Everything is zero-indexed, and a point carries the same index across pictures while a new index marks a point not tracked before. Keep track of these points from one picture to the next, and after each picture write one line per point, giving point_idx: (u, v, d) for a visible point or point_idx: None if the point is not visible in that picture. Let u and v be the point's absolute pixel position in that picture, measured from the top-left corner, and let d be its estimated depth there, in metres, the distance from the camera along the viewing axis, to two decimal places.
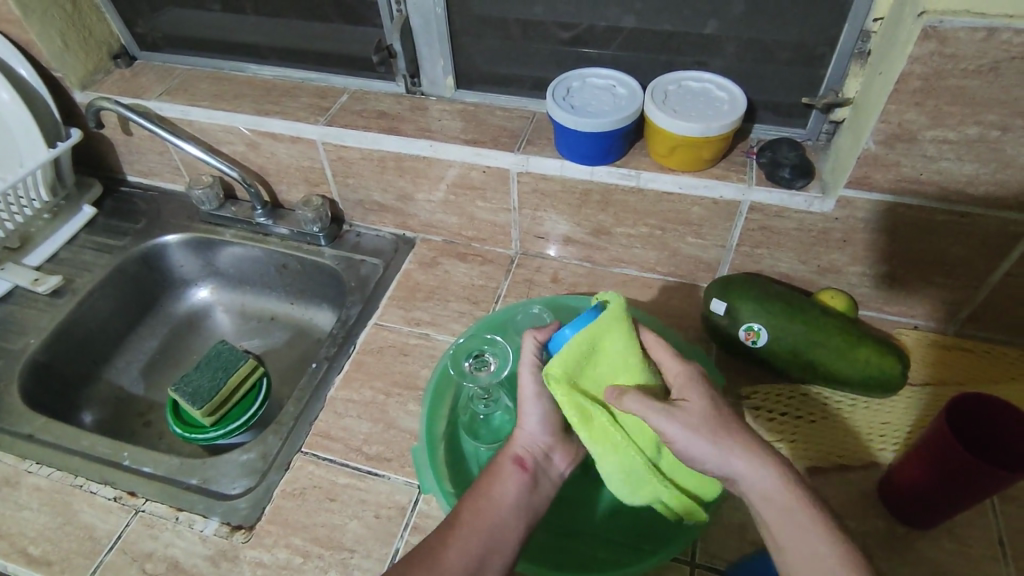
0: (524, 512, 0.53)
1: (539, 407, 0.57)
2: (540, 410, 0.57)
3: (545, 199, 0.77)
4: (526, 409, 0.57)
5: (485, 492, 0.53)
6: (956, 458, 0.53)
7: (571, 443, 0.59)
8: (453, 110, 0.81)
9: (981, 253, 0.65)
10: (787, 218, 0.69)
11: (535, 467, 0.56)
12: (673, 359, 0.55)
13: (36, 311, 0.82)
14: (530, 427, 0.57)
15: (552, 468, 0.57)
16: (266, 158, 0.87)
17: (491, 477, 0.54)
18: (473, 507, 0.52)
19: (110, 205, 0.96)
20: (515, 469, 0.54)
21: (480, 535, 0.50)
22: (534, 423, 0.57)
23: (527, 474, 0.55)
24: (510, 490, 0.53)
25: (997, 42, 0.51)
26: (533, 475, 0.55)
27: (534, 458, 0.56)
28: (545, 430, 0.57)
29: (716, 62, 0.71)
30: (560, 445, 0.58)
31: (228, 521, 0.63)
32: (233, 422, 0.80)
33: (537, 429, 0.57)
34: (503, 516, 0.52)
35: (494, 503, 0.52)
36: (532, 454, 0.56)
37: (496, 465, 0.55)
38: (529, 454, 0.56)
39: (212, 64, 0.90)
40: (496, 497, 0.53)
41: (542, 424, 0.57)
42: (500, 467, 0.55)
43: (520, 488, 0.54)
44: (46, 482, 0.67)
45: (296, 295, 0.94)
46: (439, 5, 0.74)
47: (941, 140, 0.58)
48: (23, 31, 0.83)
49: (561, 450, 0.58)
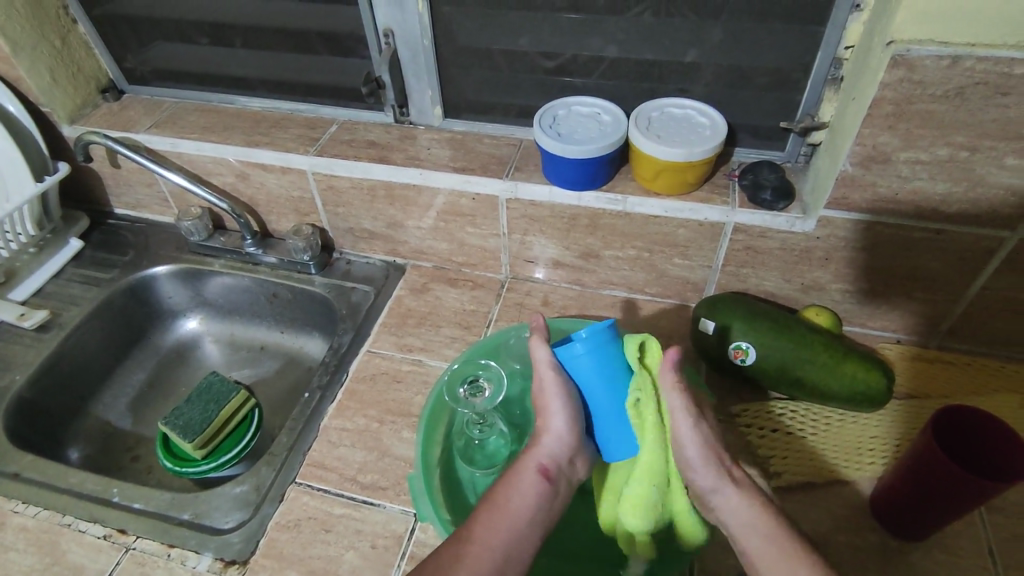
0: (542, 523, 0.52)
1: (564, 411, 0.56)
2: (567, 413, 0.56)
3: (534, 224, 0.79)
4: (552, 408, 0.56)
5: (503, 500, 0.52)
6: (943, 471, 0.54)
7: (591, 448, 0.58)
8: (442, 139, 0.83)
9: (958, 268, 0.67)
10: (770, 238, 0.71)
11: (557, 476, 0.55)
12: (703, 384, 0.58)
13: (22, 347, 0.81)
14: (555, 430, 0.56)
15: (572, 473, 0.57)
16: (256, 189, 0.87)
17: (512, 485, 0.53)
18: (492, 514, 0.51)
19: (97, 237, 0.96)
20: (538, 479, 0.54)
21: (499, 545, 0.50)
22: (560, 428, 0.56)
23: (549, 483, 0.54)
24: (529, 500, 0.52)
25: (962, 68, 0.53)
26: (554, 484, 0.54)
27: (556, 466, 0.55)
28: (570, 434, 0.56)
29: (697, 89, 0.73)
30: (582, 449, 0.57)
31: (222, 556, 0.62)
32: (224, 455, 0.79)
33: (562, 434, 0.56)
34: (523, 525, 0.51)
35: (512, 509, 0.52)
36: (555, 462, 0.55)
37: (516, 472, 0.54)
38: (553, 463, 0.55)
39: (202, 98, 0.91)
40: (515, 506, 0.52)
41: (568, 429, 0.56)
42: (522, 476, 0.54)
43: (541, 498, 0.53)
44: (33, 522, 0.65)
45: (287, 324, 0.93)
46: (426, 37, 0.76)
47: (914, 161, 0.60)
48: (11, 67, 0.83)
49: (583, 455, 0.58)
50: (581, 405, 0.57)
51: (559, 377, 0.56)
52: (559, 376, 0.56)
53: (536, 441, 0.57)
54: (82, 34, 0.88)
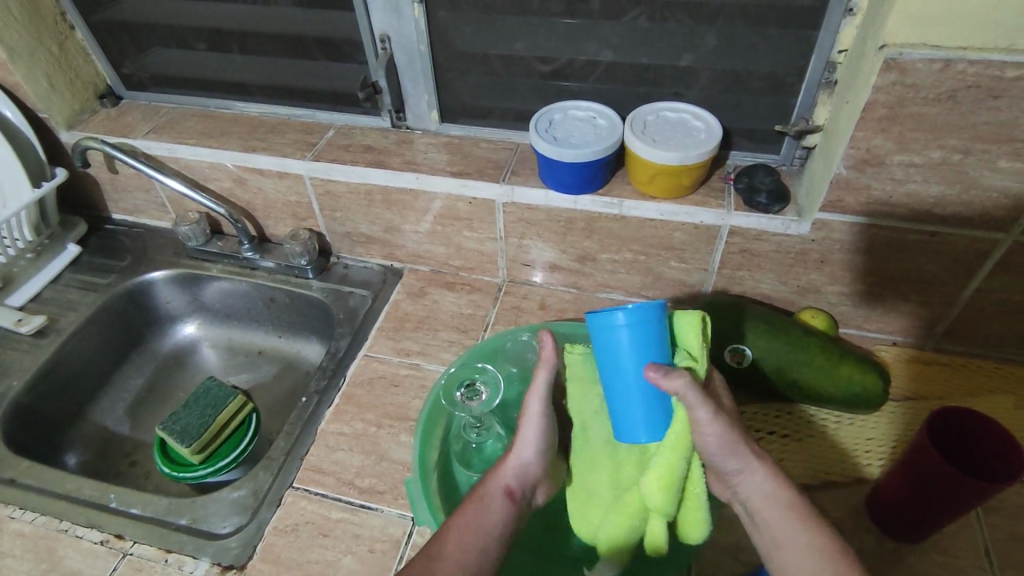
0: (504, 541, 0.54)
1: (535, 440, 0.58)
2: (537, 440, 0.58)
3: (531, 228, 0.79)
4: (526, 430, 0.59)
5: (476, 509, 0.54)
6: (940, 472, 0.54)
7: (552, 474, 0.61)
8: (439, 143, 0.83)
9: (953, 270, 0.68)
10: (766, 241, 0.71)
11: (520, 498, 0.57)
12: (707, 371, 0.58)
13: (19, 353, 0.81)
14: (527, 450, 0.58)
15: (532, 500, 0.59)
16: (253, 194, 0.87)
17: (481, 502, 0.55)
18: (465, 521, 0.53)
19: (95, 242, 0.96)
20: (503, 498, 0.55)
21: (468, 549, 0.51)
22: (527, 454, 0.58)
23: (514, 504, 0.56)
24: (499, 512, 0.54)
25: (953, 72, 0.54)
26: (519, 503, 0.56)
27: (521, 488, 0.57)
28: (538, 458, 0.59)
29: (692, 93, 0.74)
30: (546, 474, 0.60)
31: (220, 561, 0.62)
32: (222, 460, 0.79)
33: (529, 460, 0.58)
34: (488, 541, 0.52)
35: (484, 520, 0.53)
36: (520, 484, 0.57)
37: (488, 485, 0.56)
38: (518, 485, 0.57)
39: (199, 103, 0.92)
40: (487, 517, 0.54)
41: (534, 456, 0.58)
42: (488, 493, 0.56)
43: (505, 517, 0.55)
44: (30, 528, 0.65)
45: (284, 328, 0.94)
46: (423, 42, 0.76)
47: (907, 164, 0.61)
48: (9, 74, 0.83)
49: (546, 480, 0.60)
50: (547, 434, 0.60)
51: (541, 404, 0.59)
52: (541, 404, 0.59)
53: (504, 462, 0.58)
54: (80, 41, 0.89)
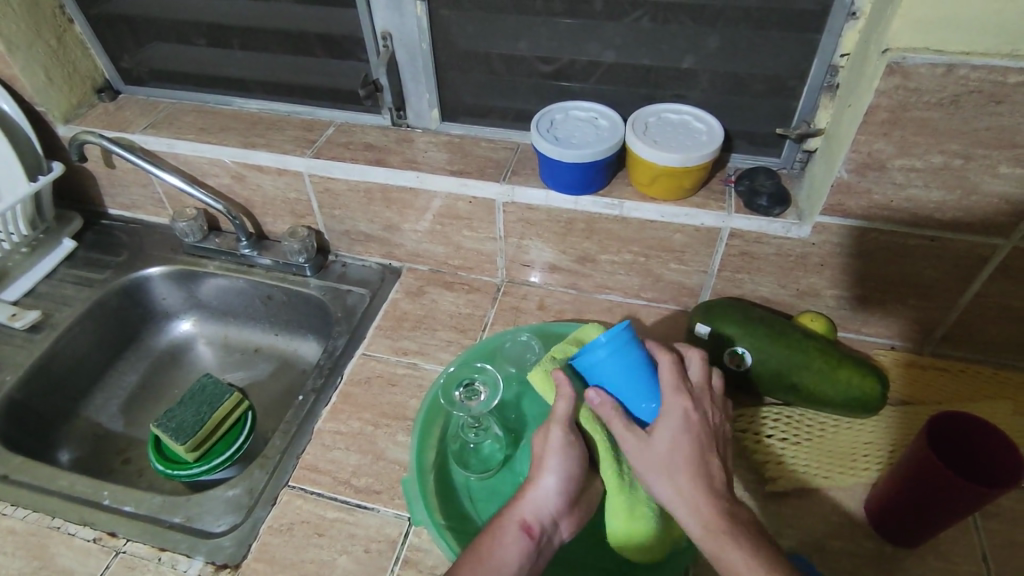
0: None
1: (557, 472, 0.56)
2: (560, 472, 0.56)
3: (531, 228, 0.79)
4: (549, 463, 0.57)
5: (487, 556, 0.52)
6: (939, 479, 0.54)
7: (579, 511, 0.58)
8: (439, 142, 0.83)
9: (952, 275, 0.68)
10: (766, 244, 0.71)
11: (540, 534, 0.55)
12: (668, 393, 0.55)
13: (12, 347, 0.80)
14: (547, 486, 0.56)
15: (555, 535, 0.56)
16: (251, 190, 0.87)
17: (495, 541, 0.53)
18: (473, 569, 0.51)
19: (91, 237, 0.95)
20: (521, 535, 0.53)
21: None
22: (549, 487, 0.56)
23: (533, 542, 0.54)
24: (513, 557, 0.52)
25: (955, 77, 0.54)
26: (536, 543, 0.54)
27: (540, 524, 0.55)
28: (559, 496, 0.56)
29: (694, 95, 0.73)
30: (568, 513, 0.57)
31: (214, 559, 0.61)
32: (216, 458, 0.78)
33: (549, 493, 0.56)
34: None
35: (495, 567, 0.51)
36: (540, 520, 0.55)
37: (501, 526, 0.54)
38: (536, 520, 0.55)
39: (198, 99, 0.91)
40: (498, 564, 0.51)
41: (556, 489, 0.56)
42: (504, 532, 0.54)
43: (523, 556, 0.52)
44: (22, 525, 0.64)
45: (281, 326, 0.93)
46: (425, 40, 0.76)
47: (908, 168, 0.61)
48: (6, 66, 0.83)
49: (569, 517, 0.57)
50: (574, 469, 0.57)
51: (566, 434, 0.57)
52: (565, 433, 0.58)
53: (525, 496, 0.56)
54: (78, 33, 0.88)
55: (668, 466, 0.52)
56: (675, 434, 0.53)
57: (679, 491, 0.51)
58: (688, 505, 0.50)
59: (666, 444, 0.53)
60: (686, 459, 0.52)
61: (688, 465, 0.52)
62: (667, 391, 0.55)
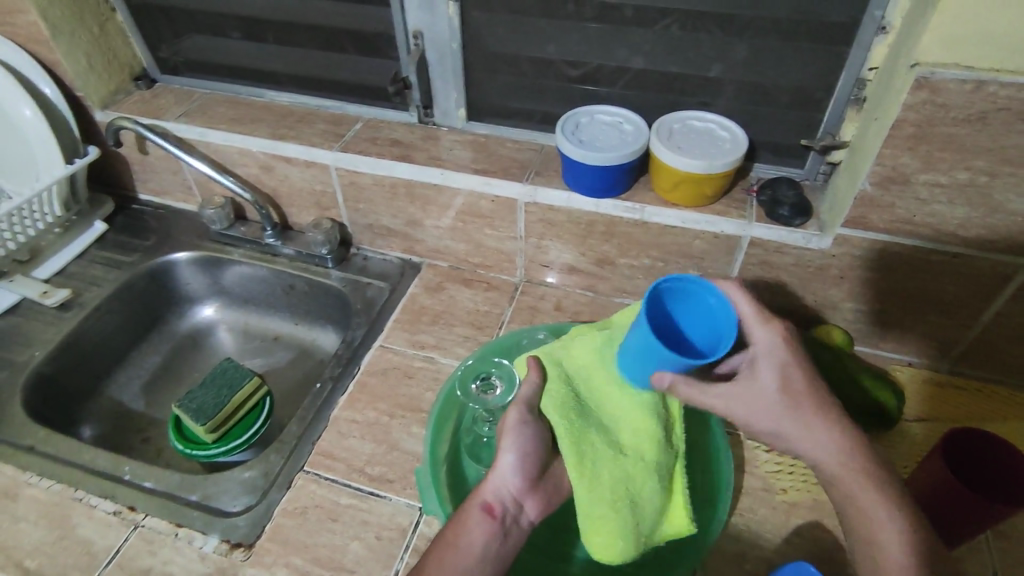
0: (490, 563, 0.53)
1: (515, 450, 0.58)
2: (517, 450, 0.58)
3: (551, 229, 0.79)
4: (506, 444, 0.59)
5: (451, 542, 0.54)
6: (958, 495, 0.54)
7: (543, 491, 0.59)
8: (465, 141, 0.84)
9: (974, 293, 0.68)
10: (786, 254, 0.72)
11: (503, 515, 0.56)
12: (756, 325, 0.57)
13: (43, 324, 0.83)
14: (505, 466, 0.58)
15: (521, 515, 0.58)
16: (279, 181, 0.89)
17: (459, 526, 0.55)
18: (439, 557, 0.53)
19: (121, 221, 0.98)
20: (482, 517, 0.55)
21: None
22: (508, 464, 0.58)
23: (496, 523, 0.55)
24: (476, 542, 0.54)
25: (984, 94, 0.54)
26: (499, 522, 0.56)
27: (501, 505, 0.57)
28: (516, 475, 0.57)
29: (719, 104, 0.74)
30: (532, 492, 0.58)
31: (228, 538, 0.62)
32: (234, 440, 0.80)
33: (509, 472, 0.57)
34: (473, 564, 0.53)
35: (459, 550, 0.53)
36: (501, 500, 0.57)
37: (463, 510, 0.56)
38: (497, 501, 0.57)
39: (232, 90, 0.93)
40: (461, 549, 0.53)
41: (515, 466, 0.58)
42: (468, 514, 0.56)
43: (485, 537, 0.54)
44: (45, 495, 0.66)
45: (301, 316, 0.95)
46: (456, 40, 0.77)
47: (934, 184, 0.61)
48: (50, 52, 0.85)
49: (534, 497, 0.58)
50: (534, 452, 0.59)
51: (523, 414, 0.60)
52: (523, 412, 0.60)
53: (487, 477, 0.58)
54: (120, 23, 0.91)
55: (789, 404, 0.52)
56: (781, 365, 0.54)
57: (811, 424, 0.51)
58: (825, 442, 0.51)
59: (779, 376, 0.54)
60: (802, 391, 0.53)
61: (807, 399, 0.52)
62: (757, 326, 0.57)
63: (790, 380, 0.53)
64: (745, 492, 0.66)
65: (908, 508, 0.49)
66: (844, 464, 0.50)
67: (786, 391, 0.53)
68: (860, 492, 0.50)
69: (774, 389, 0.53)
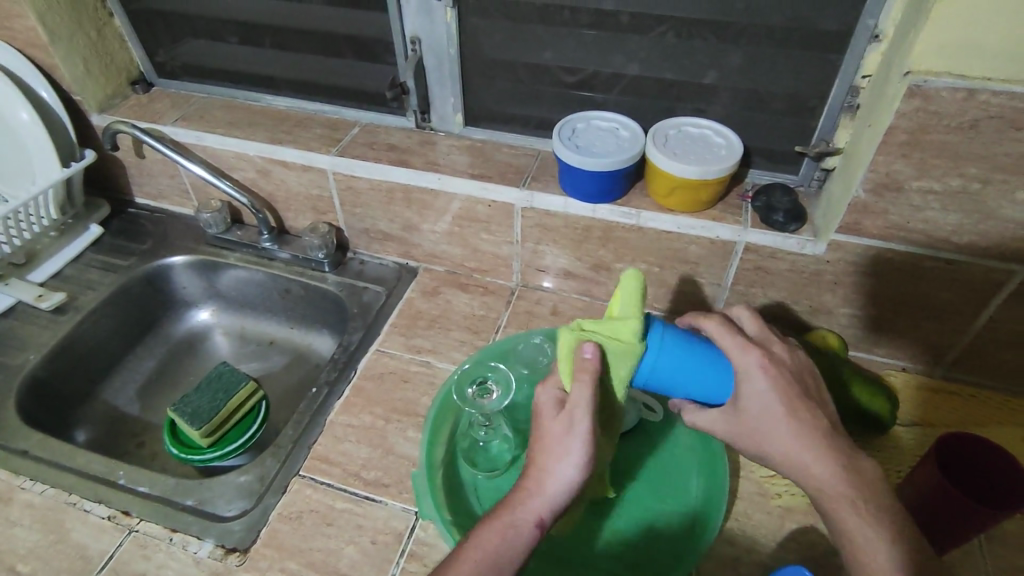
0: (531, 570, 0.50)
1: (581, 464, 0.50)
2: (583, 465, 0.50)
3: (547, 234, 0.80)
4: (571, 456, 0.49)
5: (501, 561, 0.48)
6: (951, 499, 0.54)
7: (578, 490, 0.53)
8: (461, 146, 0.85)
9: (966, 299, 0.68)
10: (781, 260, 0.72)
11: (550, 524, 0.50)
12: (737, 351, 0.53)
13: (38, 327, 0.82)
14: (567, 479, 0.49)
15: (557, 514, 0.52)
16: (276, 185, 0.89)
17: (510, 543, 0.48)
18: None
19: (117, 224, 0.98)
20: (535, 534, 0.49)
21: None
22: (568, 479, 0.49)
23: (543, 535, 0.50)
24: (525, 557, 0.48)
25: (976, 102, 0.54)
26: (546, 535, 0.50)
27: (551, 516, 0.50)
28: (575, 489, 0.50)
29: (714, 110, 0.75)
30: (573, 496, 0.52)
31: (224, 543, 0.62)
32: (230, 444, 0.80)
33: (569, 486, 0.50)
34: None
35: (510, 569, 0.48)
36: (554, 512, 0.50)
37: (513, 525, 0.49)
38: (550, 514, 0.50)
39: (229, 94, 0.94)
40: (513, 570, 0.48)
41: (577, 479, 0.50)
42: (519, 529, 0.48)
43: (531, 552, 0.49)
44: (39, 499, 0.66)
45: (297, 320, 0.95)
46: (453, 46, 0.78)
47: (926, 190, 0.61)
48: (47, 55, 0.85)
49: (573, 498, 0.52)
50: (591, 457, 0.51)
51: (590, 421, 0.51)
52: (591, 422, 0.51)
53: (541, 485, 0.49)
54: (117, 27, 0.91)
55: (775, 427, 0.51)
56: (764, 389, 0.51)
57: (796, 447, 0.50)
58: (804, 465, 0.50)
59: (767, 399, 0.51)
60: (782, 413, 0.51)
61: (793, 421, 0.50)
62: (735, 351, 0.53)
63: (772, 403, 0.51)
64: (740, 497, 0.66)
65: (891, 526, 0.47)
66: (833, 487, 0.49)
67: (770, 415, 0.51)
68: (845, 514, 0.48)
69: (758, 411, 0.52)
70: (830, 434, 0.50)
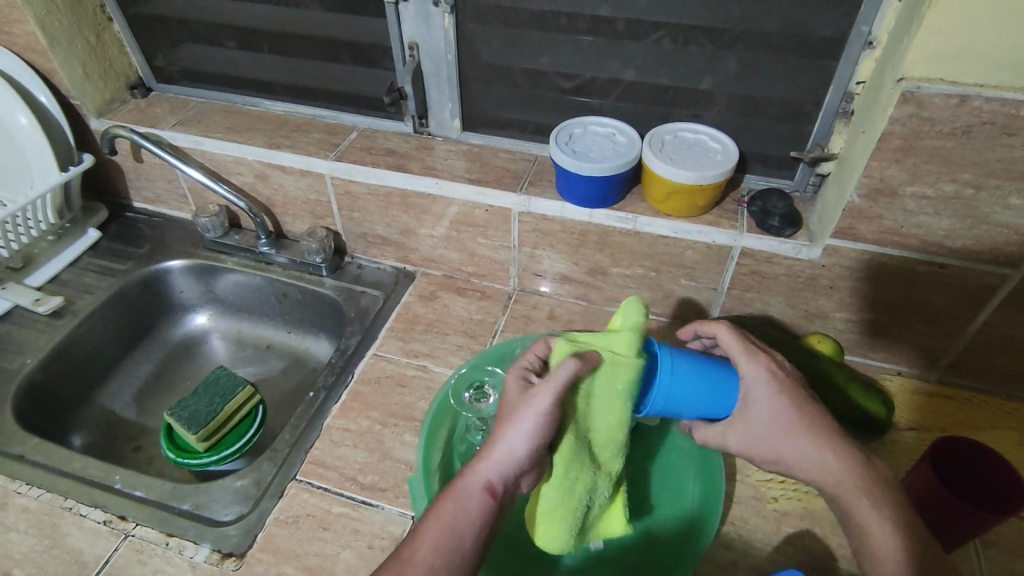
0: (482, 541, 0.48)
1: (532, 424, 0.49)
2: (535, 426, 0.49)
3: (544, 238, 0.80)
4: (524, 418, 0.50)
5: (445, 518, 0.47)
6: (947, 503, 0.55)
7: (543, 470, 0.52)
8: (459, 151, 0.85)
9: (961, 304, 0.68)
10: (777, 264, 0.72)
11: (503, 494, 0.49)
12: (741, 356, 0.55)
13: (35, 331, 0.82)
14: (518, 441, 0.49)
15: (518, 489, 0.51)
16: (273, 190, 0.89)
17: (457, 504, 0.48)
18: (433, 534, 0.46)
19: (115, 228, 0.98)
20: (483, 495, 0.48)
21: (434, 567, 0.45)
22: (518, 444, 0.49)
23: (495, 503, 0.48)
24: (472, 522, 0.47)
25: (969, 108, 0.55)
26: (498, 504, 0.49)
27: (504, 484, 0.49)
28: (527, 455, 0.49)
29: (710, 116, 0.75)
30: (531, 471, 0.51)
31: (220, 548, 0.62)
32: (227, 449, 0.80)
33: (520, 449, 0.49)
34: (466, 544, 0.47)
35: (454, 528, 0.47)
36: (505, 479, 0.49)
37: (461, 485, 0.48)
38: (501, 479, 0.49)
39: (228, 99, 0.94)
40: (456, 529, 0.47)
41: (529, 442, 0.49)
42: (468, 489, 0.48)
43: (481, 518, 0.48)
44: (35, 504, 0.66)
45: (294, 324, 0.95)
46: (451, 52, 0.78)
47: (920, 196, 0.62)
48: (46, 60, 0.86)
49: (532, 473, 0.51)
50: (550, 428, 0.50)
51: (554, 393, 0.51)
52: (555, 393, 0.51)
53: (494, 447, 0.49)
54: (116, 32, 0.91)
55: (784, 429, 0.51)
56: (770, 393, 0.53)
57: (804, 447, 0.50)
58: (814, 464, 0.50)
59: (772, 401, 0.52)
60: (790, 414, 0.51)
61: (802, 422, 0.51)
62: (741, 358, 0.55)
63: (779, 403, 0.52)
64: (736, 501, 0.67)
65: (901, 518, 0.47)
66: (838, 482, 0.49)
67: (778, 416, 0.52)
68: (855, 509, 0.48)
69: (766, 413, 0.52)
70: (834, 432, 0.51)
